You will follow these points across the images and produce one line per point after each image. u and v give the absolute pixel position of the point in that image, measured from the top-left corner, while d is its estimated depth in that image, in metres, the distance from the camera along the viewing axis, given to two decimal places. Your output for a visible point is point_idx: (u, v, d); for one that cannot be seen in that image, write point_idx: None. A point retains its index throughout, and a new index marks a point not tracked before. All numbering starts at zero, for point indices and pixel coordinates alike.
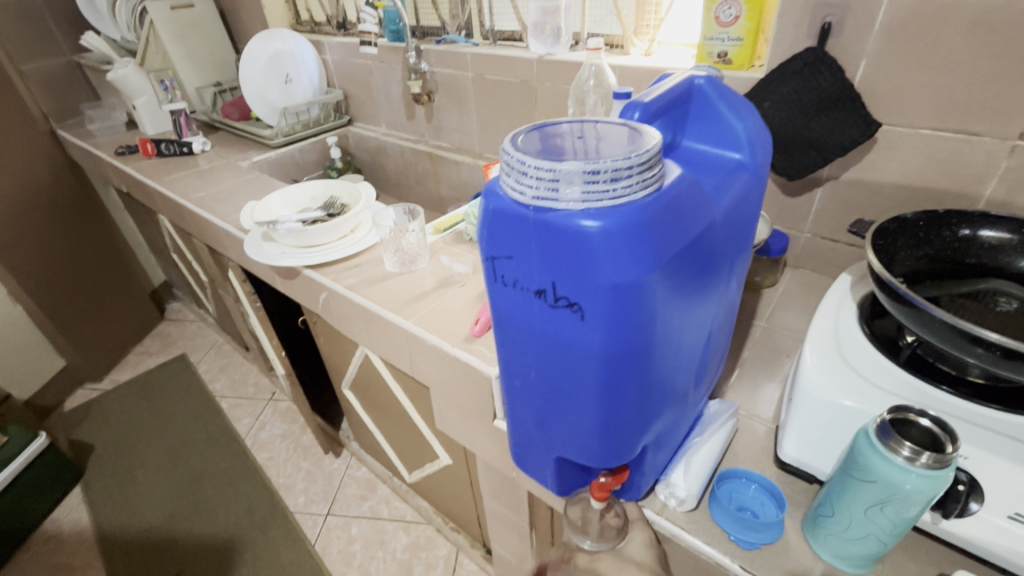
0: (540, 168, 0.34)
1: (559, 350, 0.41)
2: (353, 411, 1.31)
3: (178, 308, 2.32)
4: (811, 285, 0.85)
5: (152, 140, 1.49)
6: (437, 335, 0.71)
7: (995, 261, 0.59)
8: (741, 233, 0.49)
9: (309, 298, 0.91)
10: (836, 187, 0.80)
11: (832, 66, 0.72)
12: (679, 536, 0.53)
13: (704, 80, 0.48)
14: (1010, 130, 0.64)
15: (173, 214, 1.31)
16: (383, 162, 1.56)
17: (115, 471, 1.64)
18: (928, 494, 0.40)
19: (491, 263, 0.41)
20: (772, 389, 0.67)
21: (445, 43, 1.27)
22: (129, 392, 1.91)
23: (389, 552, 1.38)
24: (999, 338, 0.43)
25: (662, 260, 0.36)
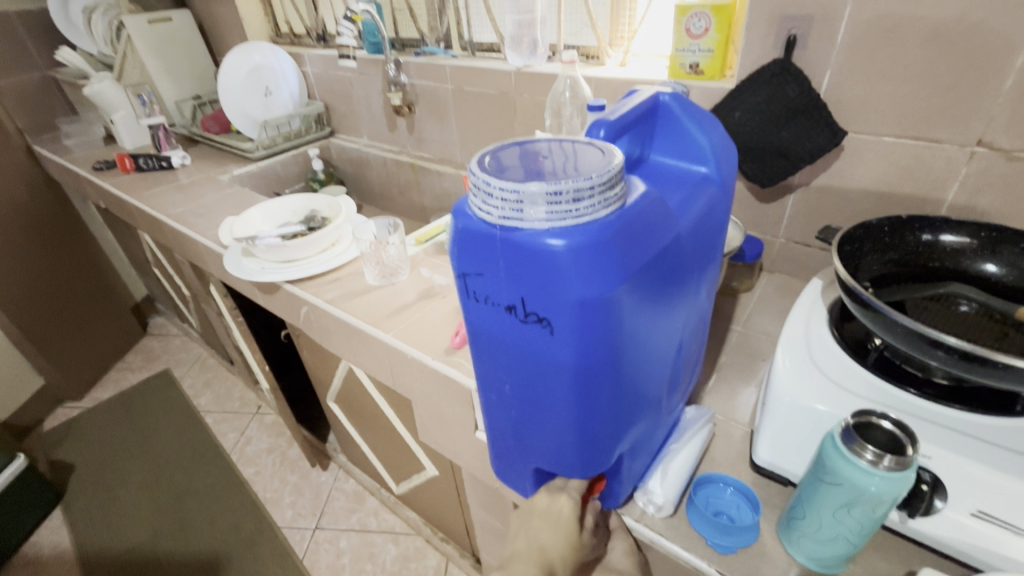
0: (505, 188, 0.35)
1: (531, 364, 0.41)
2: (339, 424, 1.30)
3: (161, 323, 2.29)
4: (786, 289, 0.87)
5: (130, 155, 1.47)
6: (417, 348, 0.71)
7: (956, 265, 0.61)
8: (709, 243, 0.50)
9: (290, 313, 0.91)
10: (808, 193, 0.82)
11: (798, 76, 0.74)
12: (658, 543, 0.53)
13: (669, 97, 0.49)
14: (968, 137, 0.66)
15: (153, 229, 1.30)
16: (365, 173, 1.56)
17: (97, 490, 1.62)
18: (891, 495, 0.41)
19: (463, 279, 0.41)
20: (748, 394, 0.69)
21: (424, 56, 1.28)
22: (111, 409, 1.88)
23: (378, 565, 1.37)
24: (957, 342, 0.45)
25: (627, 275, 0.37)
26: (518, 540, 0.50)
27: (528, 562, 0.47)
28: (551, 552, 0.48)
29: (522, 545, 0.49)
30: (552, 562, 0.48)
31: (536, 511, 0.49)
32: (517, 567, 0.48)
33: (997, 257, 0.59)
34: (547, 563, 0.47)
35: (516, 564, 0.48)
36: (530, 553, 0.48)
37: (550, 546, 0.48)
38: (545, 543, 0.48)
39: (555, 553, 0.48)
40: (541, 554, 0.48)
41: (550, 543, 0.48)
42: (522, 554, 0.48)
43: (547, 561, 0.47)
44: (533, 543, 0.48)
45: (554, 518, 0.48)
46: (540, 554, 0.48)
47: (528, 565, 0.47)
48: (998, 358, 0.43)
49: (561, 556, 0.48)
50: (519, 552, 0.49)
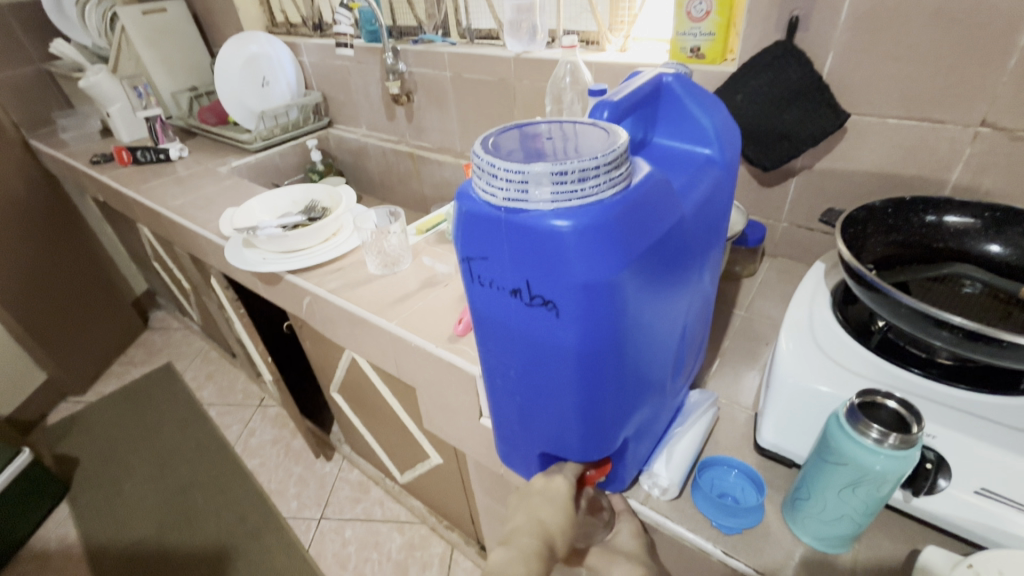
0: (509, 169, 0.34)
1: (536, 348, 0.41)
2: (343, 415, 1.31)
3: (162, 317, 2.29)
4: (789, 273, 0.87)
5: (127, 147, 1.46)
6: (421, 336, 0.71)
7: (960, 245, 0.61)
8: (713, 226, 0.50)
9: (293, 303, 0.91)
10: (810, 176, 0.81)
11: (801, 58, 0.73)
12: (663, 525, 0.54)
13: (672, 78, 0.49)
14: (972, 117, 0.66)
15: (152, 222, 1.29)
16: (364, 163, 1.55)
17: (103, 484, 1.63)
18: (896, 474, 0.41)
19: (467, 263, 0.41)
20: (752, 377, 0.69)
21: (422, 43, 1.26)
22: (114, 403, 1.89)
23: (383, 554, 1.39)
24: (962, 321, 0.45)
25: (632, 257, 0.37)
26: (515, 517, 0.47)
27: (529, 535, 0.44)
28: (552, 527, 0.45)
29: (521, 520, 0.46)
30: (551, 536, 0.45)
31: (534, 491, 0.48)
32: (520, 539, 0.44)
33: (1002, 237, 0.59)
34: (548, 538, 0.45)
35: (516, 537, 0.44)
36: (530, 528, 0.45)
37: (550, 519, 0.45)
38: (544, 518, 0.45)
39: (554, 527, 0.45)
40: (542, 528, 0.45)
41: (551, 518, 0.45)
42: (523, 527, 0.45)
43: (548, 535, 0.45)
44: (532, 517, 0.45)
45: (553, 495, 0.47)
46: (541, 529, 0.45)
47: (530, 538, 0.44)
48: (1003, 337, 0.43)
49: (561, 529, 0.45)
50: (519, 526, 0.45)
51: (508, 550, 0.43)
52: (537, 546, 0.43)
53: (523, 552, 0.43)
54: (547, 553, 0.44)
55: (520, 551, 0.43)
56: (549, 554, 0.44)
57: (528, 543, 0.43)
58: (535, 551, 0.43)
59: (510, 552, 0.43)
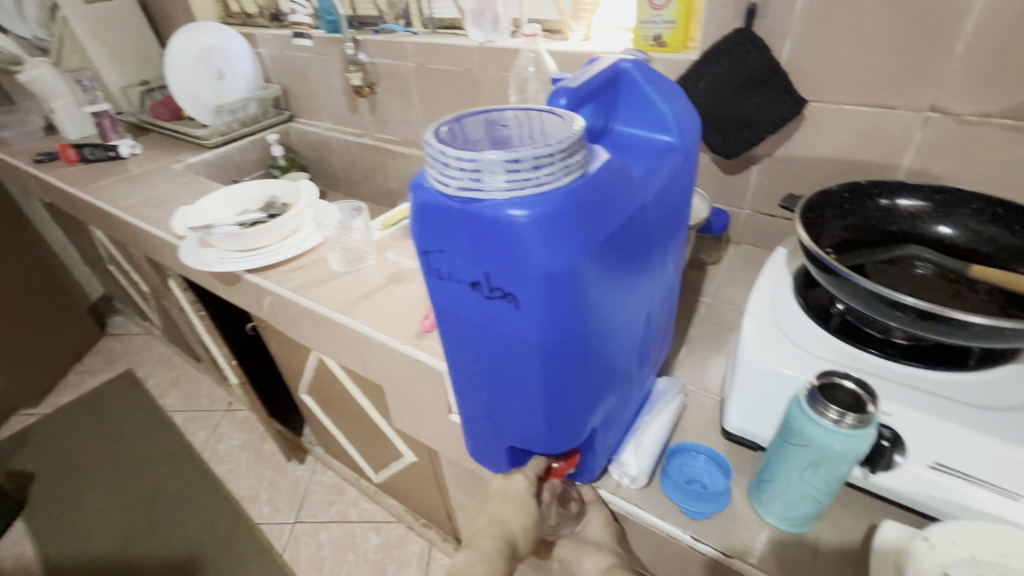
0: (461, 158, 0.33)
1: (499, 341, 0.41)
2: (314, 417, 1.28)
3: (121, 322, 2.20)
4: (753, 260, 0.88)
5: (74, 145, 1.39)
6: (386, 333, 0.70)
7: (913, 228, 0.63)
8: (674, 214, 0.50)
9: (254, 304, 0.88)
10: (771, 164, 0.82)
11: (760, 45, 0.73)
12: (633, 513, 0.54)
13: (630, 64, 0.48)
14: (922, 103, 0.67)
15: (102, 222, 1.23)
16: (328, 158, 1.51)
17: (62, 498, 1.56)
18: (854, 452, 0.42)
19: (426, 257, 0.40)
20: (718, 363, 0.70)
21: (384, 33, 1.23)
22: (71, 414, 1.81)
23: (360, 555, 1.37)
24: (916, 302, 0.46)
25: (592, 246, 0.36)
26: (477, 521, 0.49)
27: (490, 537, 0.46)
28: (513, 526, 0.47)
29: (483, 522, 0.48)
30: (514, 535, 0.47)
31: (493, 493, 0.50)
32: (481, 542, 0.46)
33: (951, 219, 0.61)
34: (510, 538, 0.46)
35: (478, 540, 0.46)
36: (492, 529, 0.47)
37: (511, 519, 0.47)
38: (505, 518, 0.47)
39: (516, 527, 0.47)
40: (503, 528, 0.47)
41: (512, 517, 0.47)
42: (484, 529, 0.47)
43: (510, 534, 0.47)
44: (494, 519, 0.47)
45: (512, 494, 0.49)
46: (503, 529, 0.47)
47: (492, 539, 0.46)
48: (953, 315, 0.44)
49: (522, 529, 0.47)
50: (481, 528, 0.47)
51: (471, 553, 0.45)
52: (500, 547, 0.45)
53: (486, 554, 0.45)
54: (510, 552, 0.46)
55: (482, 553, 0.45)
56: (511, 553, 0.46)
57: (491, 544, 0.45)
58: (496, 552, 0.45)
59: (473, 555, 0.45)
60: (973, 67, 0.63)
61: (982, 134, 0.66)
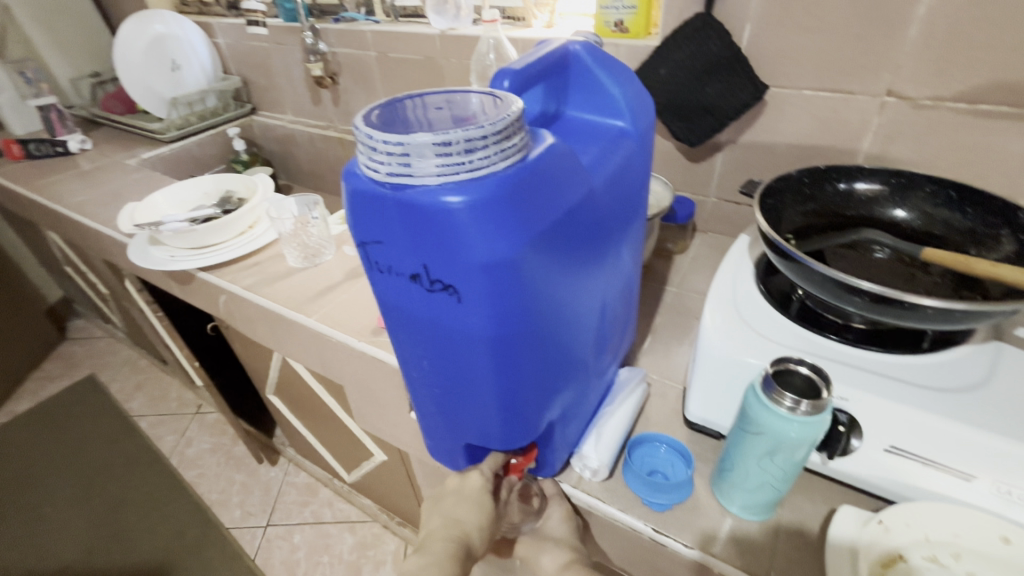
0: (388, 141, 0.31)
1: (445, 336, 0.39)
2: (282, 418, 1.24)
3: (82, 325, 2.12)
4: (719, 248, 0.88)
5: (18, 140, 1.32)
6: (343, 330, 0.67)
7: (871, 212, 0.63)
8: (628, 201, 0.49)
9: (209, 304, 0.85)
10: (735, 150, 0.82)
11: (720, 30, 0.72)
12: (595, 506, 0.53)
13: (580, 47, 0.47)
14: (879, 87, 0.67)
15: (50, 222, 1.17)
16: (293, 151, 1.47)
17: (20, 510, 1.50)
18: (809, 439, 0.42)
19: (364, 248, 0.38)
20: (682, 352, 0.69)
21: (344, 21, 1.19)
22: (29, 422, 1.73)
23: (335, 556, 1.34)
24: (871, 286, 0.46)
25: (533, 233, 0.34)
26: (430, 522, 0.47)
27: (443, 538, 0.45)
28: (468, 525, 0.46)
29: (437, 523, 0.46)
30: (468, 536, 0.45)
31: (448, 492, 0.48)
32: (434, 545, 0.44)
33: (906, 203, 0.62)
34: (464, 539, 0.45)
35: (431, 543, 0.45)
36: (445, 530, 0.45)
37: (465, 518, 0.46)
38: (459, 517, 0.46)
39: (470, 527, 0.46)
40: (458, 528, 0.45)
41: (466, 516, 0.46)
42: (437, 530, 0.45)
43: (464, 535, 0.45)
44: (448, 519, 0.46)
45: (467, 493, 0.47)
46: (457, 529, 0.45)
47: (445, 541, 0.44)
48: (906, 298, 0.44)
49: (477, 528, 0.46)
50: (434, 530, 0.46)
51: (422, 556, 0.44)
52: (453, 549, 0.44)
53: (437, 557, 0.43)
54: (463, 553, 0.44)
55: (434, 556, 0.43)
56: (465, 554, 0.45)
57: (444, 547, 0.44)
58: (449, 554, 0.43)
59: (425, 558, 0.43)
60: (927, 50, 0.63)
61: (936, 118, 0.66)
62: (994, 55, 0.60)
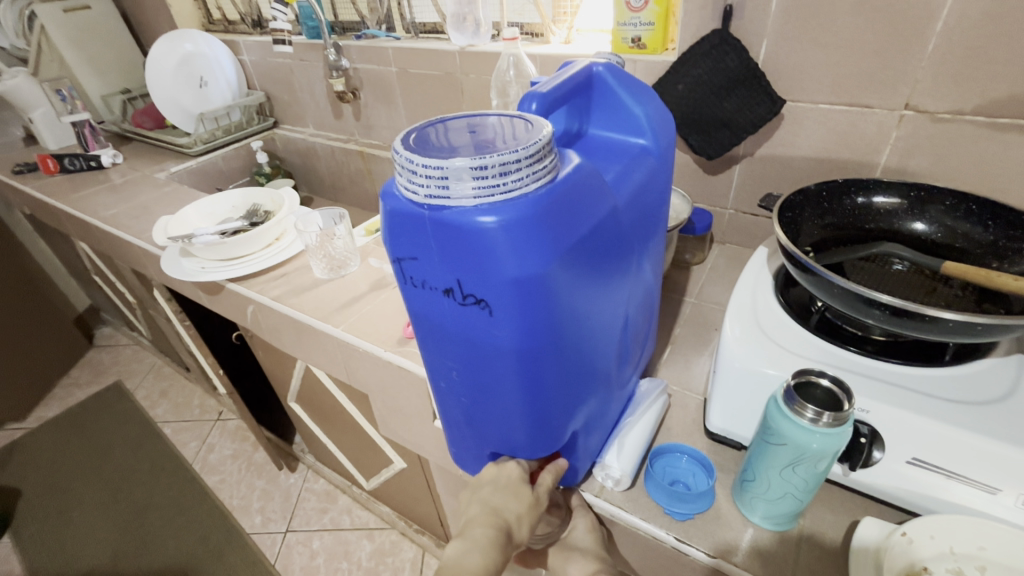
0: (428, 165, 0.33)
1: (475, 349, 0.40)
2: (303, 425, 1.26)
3: (108, 333, 2.18)
4: (736, 259, 0.89)
5: (53, 155, 1.37)
6: (369, 340, 0.69)
7: (890, 224, 0.63)
8: (649, 217, 0.50)
9: (238, 314, 0.87)
10: (752, 163, 0.83)
11: (737, 46, 0.74)
12: (618, 516, 0.54)
13: (603, 68, 0.49)
14: (897, 101, 0.68)
15: (83, 233, 1.21)
16: (314, 164, 1.51)
17: (49, 513, 1.54)
18: (831, 450, 0.42)
19: (399, 264, 0.40)
20: (702, 363, 0.70)
21: (366, 38, 1.23)
22: (58, 428, 1.78)
23: (353, 563, 1.36)
24: (889, 299, 0.46)
25: (561, 250, 0.36)
26: (469, 509, 0.46)
27: (484, 524, 0.43)
28: (507, 512, 0.45)
29: (475, 509, 0.45)
30: (508, 523, 0.44)
31: (485, 481, 0.47)
32: (474, 530, 0.43)
33: (926, 215, 0.62)
34: (505, 525, 0.44)
35: (471, 528, 0.43)
36: (484, 516, 0.44)
37: (503, 506, 0.45)
38: (498, 505, 0.45)
39: (510, 514, 0.45)
40: (496, 515, 0.44)
41: (504, 504, 0.45)
42: (476, 517, 0.44)
43: (504, 522, 0.44)
44: (486, 506, 0.45)
45: (504, 482, 0.46)
46: (496, 516, 0.44)
47: (485, 527, 0.43)
48: (926, 312, 0.45)
49: (517, 516, 0.45)
50: (473, 516, 0.44)
51: (462, 541, 0.43)
52: (493, 534, 0.43)
53: (479, 543, 0.42)
54: (505, 539, 0.43)
55: (474, 542, 0.42)
56: (506, 540, 0.43)
57: (484, 533, 0.43)
58: (488, 539, 0.42)
59: (465, 544, 0.42)
60: (945, 65, 0.64)
61: (955, 131, 0.66)
62: (1012, 69, 0.60)
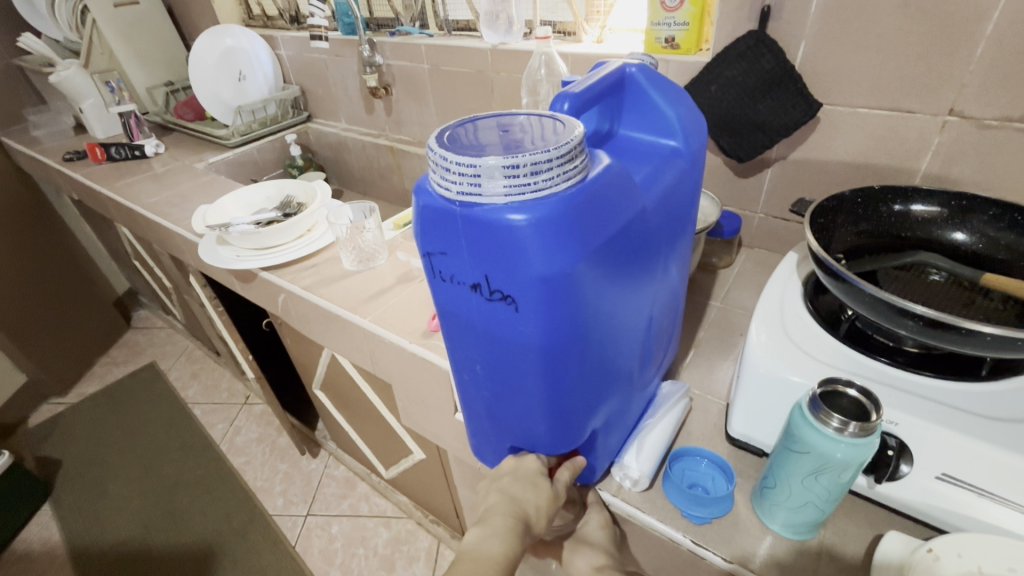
0: (461, 163, 0.34)
1: (500, 344, 0.41)
2: (327, 412, 1.30)
3: (145, 316, 2.26)
4: (765, 264, 0.87)
5: (101, 144, 1.43)
6: (394, 331, 0.71)
7: (927, 233, 0.62)
8: (677, 219, 0.50)
9: (269, 301, 0.90)
10: (786, 166, 0.81)
11: (773, 48, 0.72)
12: (634, 515, 0.54)
13: (636, 69, 0.49)
14: (941, 106, 0.66)
15: (126, 219, 1.27)
16: (345, 158, 1.54)
17: (87, 485, 1.61)
18: (856, 461, 0.42)
19: (428, 259, 0.41)
20: (725, 368, 0.69)
21: (399, 35, 1.25)
22: (97, 404, 1.86)
23: (370, 549, 1.39)
24: (925, 310, 0.45)
25: (589, 250, 0.36)
26: (488, 497, 0.46)
27: (503, 513, 0.44)
28: (526, 503, 0.45)
29: (494, 499, 0.46)
30: (527, 514, 0.45)
31: (504, 472, 0.48)
32: (494, 518, 0.44)
33: (966, 225, 0.60)
34: (523, 515, 0.45)
35: (491, 516, 0.44)
36: (504, 505, 0.45)
37: (522, 497, 0.45)
38: (517, 495, 0.45)
39: (529, 505, 0.45)
40: (516, 505, 0.45)
41: (523, 495, 0.46)
42: (496, 505, 0.45)
43: (524, 512, 0.45)
44: (505, 495, 0.45)
45: (523, 474, 0.47)
46: (515, 505, 0.45)
47: (504, 516, 0.44)
48: (963, 325, 0.43)
49: (536, 508, 0.45)
50: (492, 505, 0.45)
51: (481, 528, 0.43)
52: (512, 523, 0.43)
53: (498, 530, 0.43)
54: (523, 528, 0.44)
55: (494, 529, 0.43)
56: (525, 529, 0.44)
57: (503, 521, 0.43)
58: (508, 527, 0.43)
59: (484, 530, 0.43)
60: (993, 69, 0.61)
61: (1001, 138, 0.64)
62: None
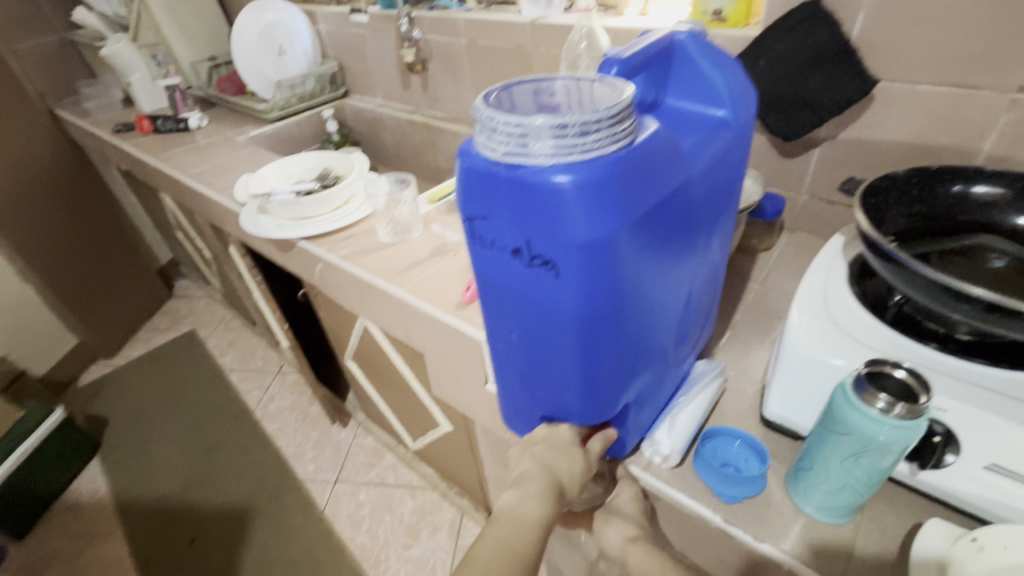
0: (509, 122, 0.34)
1: (536, 311, 0.41)
2: (357, 383, 1.33)
3: (186, 285, 2.35)
4: (807, 248, 0.85)
5: (149, 116, 1.50)
6: (429, 302, 0.72)
7: (988, 217, 0.58)
8: (721, 193, 0.49)
9: (307, 271, 0.92)
10: (835, 146, 0.78)
11: (828, 20, 0.69)
12: (664, 491, 0.54)
13: (685, 36, 0.48)
14: (1011, 83, 0.62)
15: (171, 189, 1.31)
16: (380, 134, 1.55)
17: (132, 442, 1.70)
18: (900, 444, 0.41)
19: (470, 224, 0.41)
20: (762, 351, 0.68)
21: (438, 10, 1.24)
22: (141, 368, 1.96)
23: (396, 517, 1.43)
24: (984, 293, 0.43)
25: (631, 217, 0.36)
26: (522, 464, 0.47)
27: (538, 479, 0.45)
28: (559, 471, 0.46)
29: (528, 465, 0.46)
30: (561, 481, 0.46)
31: (537, 439, 0.48)
32: (528, 483, 0.45)
33: None
34: (557, 482, 0.45)
35: (525, 481, 0.45)
36: (539, 471, 0.45)
37: (556, 464, 0.46)
38: (551, 462, 0.46)
39: (562, 473, 0.46)
40: (550, 472, 0.46)
41: (557, 462, 0.46)
42: (530, 471, 0.45)
43: (557, 479, 0.45)
44: (539, 462, 0.46)
45: (557, 442, 0.48)
46: (549, 472, 0.45)
47: (539, 481, 0.45)
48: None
49: (570, 474, 0.46)
50: (526, 471, 0.46)
51: (517, 492, 0.44)
52: (546, 488, 0.44)
53: (533, 493, 0.44)
54: (557, 494, 0.45)
55: (529, 493, 0.44)
56: (558, 495, 0.45)
57: (538, 486, 0.44)
58: (543, 492, 0.44)
59: (520, 494, 0.44)
60: None
61: None
62: None
